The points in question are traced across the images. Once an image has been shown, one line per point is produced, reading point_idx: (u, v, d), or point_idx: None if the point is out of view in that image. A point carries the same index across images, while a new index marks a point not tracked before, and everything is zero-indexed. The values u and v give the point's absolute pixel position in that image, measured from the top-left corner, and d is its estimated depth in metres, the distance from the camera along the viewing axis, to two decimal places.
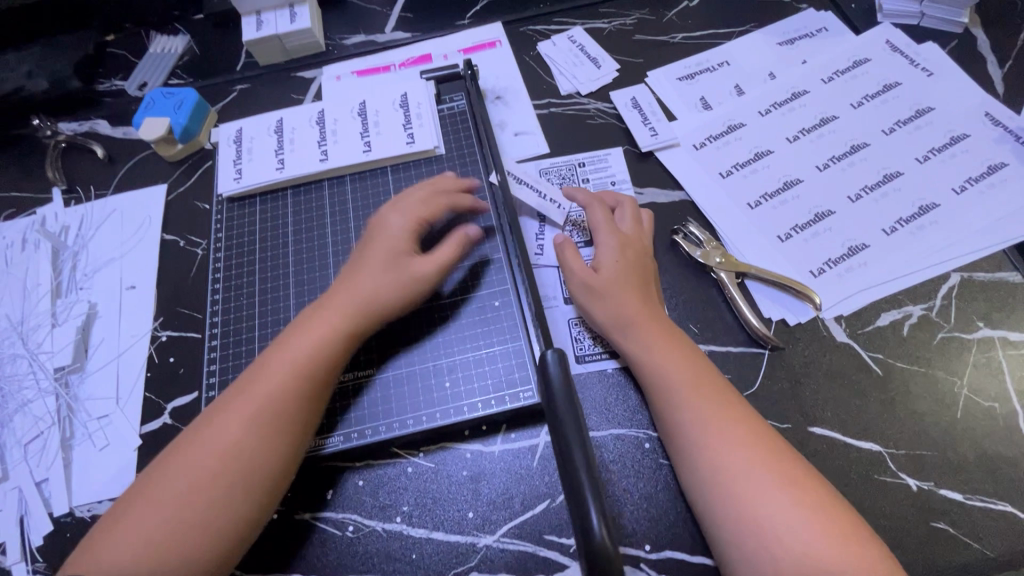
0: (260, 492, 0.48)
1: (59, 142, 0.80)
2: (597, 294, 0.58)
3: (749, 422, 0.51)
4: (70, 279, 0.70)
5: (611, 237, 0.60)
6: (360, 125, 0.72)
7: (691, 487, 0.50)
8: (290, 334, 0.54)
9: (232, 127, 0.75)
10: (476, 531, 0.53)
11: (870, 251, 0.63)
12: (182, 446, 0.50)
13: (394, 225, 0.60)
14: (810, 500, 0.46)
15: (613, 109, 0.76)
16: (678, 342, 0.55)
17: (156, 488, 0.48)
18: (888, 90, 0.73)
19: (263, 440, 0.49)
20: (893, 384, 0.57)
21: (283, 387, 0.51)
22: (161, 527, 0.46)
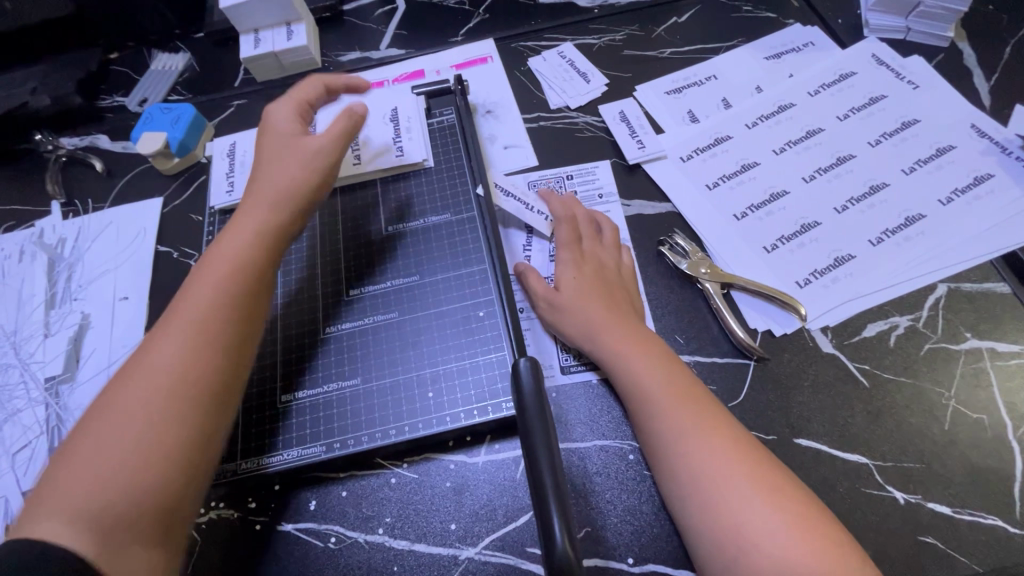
0: (215, 387, 0.49)
1: (59, 157, 0.82)
2: (558, 310, 0.59)
3: (728, 431, 0.50)
4: (65, 290, 0.71)
5: (567, 253, 0.63)
6: (351, 138, 0.73)
7: (673, 499, 0.49)
8: (209, 253, 0.56)
9: (225, 142, 0.78)
10: (458, 542, 0.53)
11: (856, 262, 0.63)
12: (117, 382, 0.48)
13: (281, 125, 0.64)
14: (791, 509, 0.46)
15: (602, 122, 0.77)
16: (650, 347, 0.56)
17: (102, 422, 0.46)
18: (874, 102, 0.74)
19: (201, 334, 0.50)
20: (880, 396, 0.56)
21: (214, 292, 0.52)
22: (122, 450, 0.44)
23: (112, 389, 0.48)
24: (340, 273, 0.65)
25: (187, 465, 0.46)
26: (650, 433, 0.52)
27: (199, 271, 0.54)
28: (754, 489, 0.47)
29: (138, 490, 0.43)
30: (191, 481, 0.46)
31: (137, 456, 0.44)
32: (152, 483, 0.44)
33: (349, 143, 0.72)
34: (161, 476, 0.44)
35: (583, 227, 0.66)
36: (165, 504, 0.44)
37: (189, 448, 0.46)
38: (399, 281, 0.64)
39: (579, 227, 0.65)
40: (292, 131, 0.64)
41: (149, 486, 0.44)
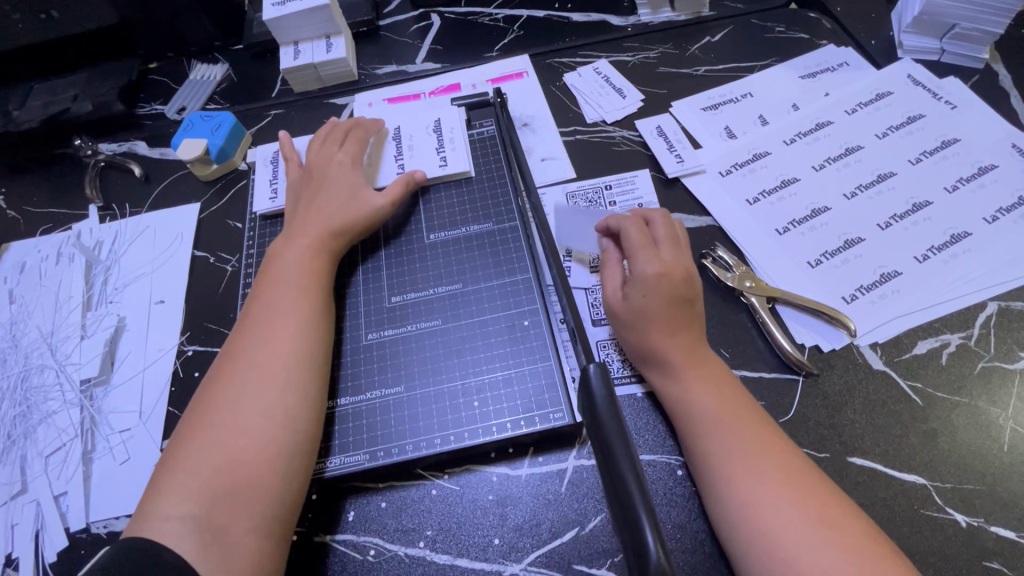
0: (304, 386, 0.52)
1: (98, 162, 0.82)
2: (626, 322, 0.57)
3: (782, 456, 0.48)
4: (101, 293, 0.71)
5: (650, 261, 0.58)
6: (394, 147, 0.73)
7: (721, 523, 0.48)
8: (279, 264, 0.60)
9: (270, 149, 0.79)
10: (501, 558, 0.51)
11: (903, 279, 0.62)
12: (216, 382, 0.53)
13: (338, 156, 0.69)
14: (850, 548, 0.43)
15: (639, 137, 0.78)
16: (704, 360, 0.55)
17: (209, 419, 0.50)
18: (913, 121, 0.74)
19: (291, 341, 0.54)
20: (934, 414, 0.55)
21: (293, 298, 0.57)
22: (227, 447, 0.48)
23: (211, 389, 0.52)
24: (382, 281, 0.65)
25: (284, 460, 0.49)
26: (696, 453, 0.51)
27: (274, 280, 0.59)
28: (806, 521, 0.44)
29: (242, 485, 0.46)
30: (291, 474, 0.49)
31: (240, 453, 0.48)
32: (253, 479, 0.47)
33: (391, 152, 0.72)
34: (262, 470, 0.47)
35: (658, 231, 0.61)
36: (268, 495, 0.47)
37: (285, 443, 0.49)
38: (442, 289, 0.64)
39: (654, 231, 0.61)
40: (345, 160, 0.68)
41: (252, 481, 0.47)
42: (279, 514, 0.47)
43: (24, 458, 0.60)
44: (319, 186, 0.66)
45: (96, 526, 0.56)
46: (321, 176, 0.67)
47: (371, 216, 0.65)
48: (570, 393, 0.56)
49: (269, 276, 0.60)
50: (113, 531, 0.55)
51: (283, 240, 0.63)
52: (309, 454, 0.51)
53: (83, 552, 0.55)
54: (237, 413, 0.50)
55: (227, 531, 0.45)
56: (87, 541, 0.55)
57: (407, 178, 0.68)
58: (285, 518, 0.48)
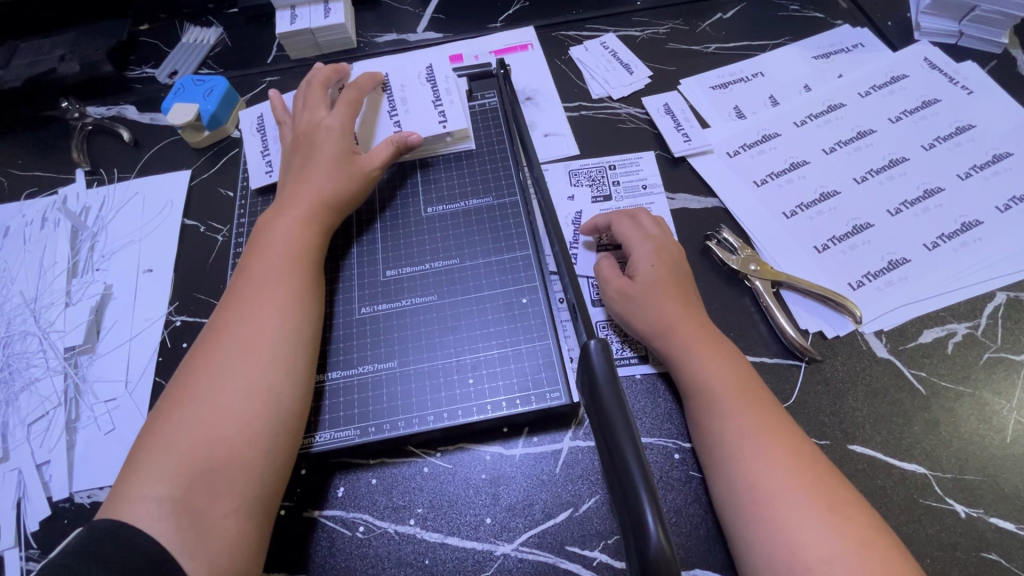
0: (290, 365, 0.51)
1: (86, 125, 0.79)
2: (632, 301, 0.55)
3: (788, 439, 0.47)
4: (88, 259, 0.69)
5: (647, 241, 0.59)
6: (387, 104, 0.70)
7: (725, 503, 0.46)
8: (268, 237, 0.58)
9: (253, 116, 0.76)
10: (493, 538, 0.50)
11: (911, 266, 0.61)
12: (198, 357, 0.51)
13: (328, 121, 0.65)
14: (851, 534, 0.42)
15: (645, 114, 0.76)
16: (715, 339, 0.53)
17: (189, 394, 0.48)
18: (927, 106, 0.72)
19: (277, 316, 0.52)
20: (937, 404, 0.54)
21: (281, 274, 0.55)
22: (208, 427, 0.46)
23: (193, 364, 0.50)
24: (376, 255, 0.63)
25: (268, 438, 0.47)
26: (706, 433, 0.49)
27: (262, 254, 0.56)
28: (809, 504, 0.43)
29: (223, 465, 0.45)
30: (275, 455, 0.47)
31: (221, 434, 0.46)
32: (235, 460, 0.45)
33: (382, 110, 0.70)
34: (244, 451, 0.46)
35: (643, 220, 0.61)
36: (250, 475, 0.46)
37: (268, 424, 0.48)
38: (439, 264, 0.62)
39: (642, 217, 0.61)
40: (336, 125, 0.65)
41: (234, 462, 0.45)
42: (261, 493, 0.46)
43: (6, 425, 0.59)
44: (307, 154, 0.63)
45: (80, 496, 0.55)
46: (310, 143, 0.64)
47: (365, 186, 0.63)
48: (569, 373, 0.55)
49: (257, 250, 0.57)
50: (96, 501, 0.54)
51: (271, 212, 0.60)
52: (294, 434, 0.49)
53: (67, 522, 0.54)
54: (219, 392, 0.48)
55: (207, 511, 0.43)
56: (70, 510, 0.54)
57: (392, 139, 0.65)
58: (268, 496, 0.46)
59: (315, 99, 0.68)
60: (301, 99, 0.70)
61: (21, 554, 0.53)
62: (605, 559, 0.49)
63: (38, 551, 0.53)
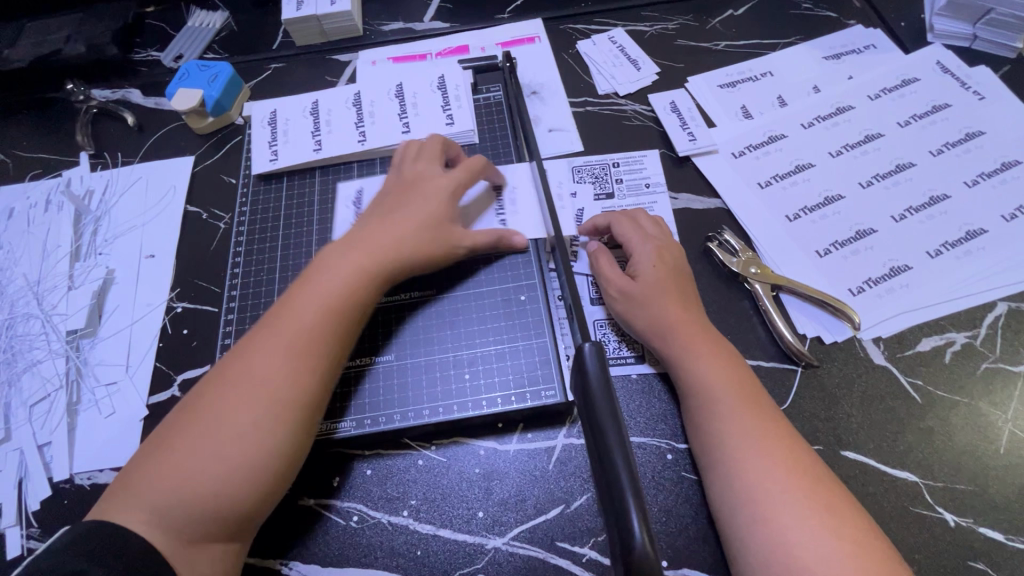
0: (301, 435, 0.47)
1: (90, 108, 0.79)
2: (635, 302, 0.55)
3: (784, 438, 0.47)
4: (91, 243, 0.69)
5: (648, 241, 0.58)
6: (496, 198, 0.63)
7: (723, 503, 0.46)
8: (323, 275, 0.52)
9: (351, 188, 0.67)
10: (485, 531, 0.51)
11: (913, 273, 0.60)
12: (216, 385, 0.47)
13: (439, 179, 0.58)
14: (847, 533, 0.42)
15: (651, 111, 0.75)
16: (716, 343, 0.53)
17: (207, 440, 0.44)
18: (937, 111, 0.71)
19: (316, 380, 0.48)
20: (932, 413, 0.54)
21: (320, 331, 0.49)
22: (203, 475, 0.43)
23: (211, 391, 0.47)
24: None
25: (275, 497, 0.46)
26: (704, 432, 0.49)
27: (309, 296, 0.50)
28: (806, 504, 0.43)
29: (206, 512, 0.43)
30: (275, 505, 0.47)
31: (212, 486, 0.43)
32: (220, 512, 0.43)
33: (491, 200, 0.63)
34: (229, 509, 0.44)
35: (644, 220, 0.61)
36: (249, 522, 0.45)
37: (260, 491, 0.45)
38: None
39: (641, 217, 0.61)
40: (445, 188, 0.58)
41: (217, 515, 0.43)
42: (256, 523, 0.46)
43: (9, 406, 0.60)
44: (398, 205, 0.57)
45: (80, 478, 0.56)
46: (408, 198, 0.57)
47: (448, 253, 0.56)
48: (565, 372, 0.55)
49: (308, 287, 0.51)
50: (96, 483, 0.55)
51: (341, 246, 0.54)
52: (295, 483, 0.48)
53: (66, 502, 0.54)
54: (223, 443, 0.44)
55: (192, 536, 0.43)
56: (70, 491, 0.55)
57: (498, 234, 0.58)
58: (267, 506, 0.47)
59: (433, 154, 0.61)
60: (415, 147, 0.62)
61: (22, 533, 0.54)
62: (594, 555, 0.49)
63: (38, 530, 0.54)
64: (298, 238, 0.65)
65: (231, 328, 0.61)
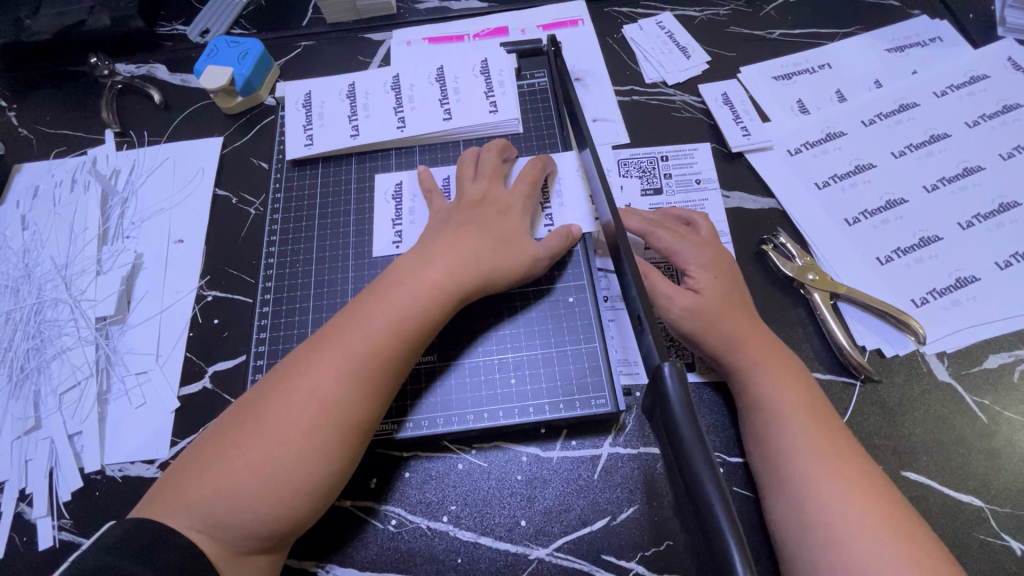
0: (358, 459, 0.44)
1: (115, 84, 0.77)
2: (702, 319, 0.51)
3: (853, 460, 0.45)
4: (118, 226, 0.67)
5: (702, 248, 0.55)
6: (543, 199, 0.60)
7: (785, 524, 0.44)
8: (398, 286, 0.48)
9: (391, 180, 0.64)
10: (527, 541, 0.49)
11: (980, 285, 0.57)
12: (280, 390, 0.43)
13: (506, 198, 0.55)
14: (923, 563, 0.40)
15: (702, 103, 0.71)
16: (786, 360, 0.50)
17: (262, 453, 0.41)
18: (1008, 111, 0.67)
19: (380, 399, 0.45)
20: (998, 434, 0.51)
21: (393, 352, 0.45)
22: (258, 488, 0.40)
23: (274, 397, 0.43)
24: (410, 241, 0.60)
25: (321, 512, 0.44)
26: (767, 449, 0.47)
27: (384, 309, 0.46)
28: (880, 530, 0.41)
29: (257, 527, 0.40)
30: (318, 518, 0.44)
31: (268, 502, 0.40)
32: (271, 529, 0.41)
33: (538, 202, 0.59)
34: (280, 526, 0.41)
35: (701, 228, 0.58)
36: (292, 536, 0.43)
37: (313, 511, 0.42)
38: None
39: (698, 223, 0.59)
40: (515, 205, 0.55)
41: (267, 531, 0.41)
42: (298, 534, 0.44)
43: (38, 393, 0.58)
44: (469, 222, 0.52)
45: (111, 469, 0.54)
46: (477, 214, 0.53)
47: (524, 271, 0.52)
48: (615, 380, 0.53)
49: (382, 299, 0.47)
50: (128, 476, 0.54)
51: (414, 257, 0.50)
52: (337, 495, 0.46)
53: (98, 495, 0.53)
54: (284, 459, 0.41)
55: (241, 547, 0.40)
56: (101, 483, 0.54)
57: (568, 232, 0.55)
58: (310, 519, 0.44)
59: (492, 166, 0.58)
60: (471, 165, 0.58)
61: (54, 524, 0.53)
62: (642, 570, 0.48)
63: (70, 522, 0.53)
64: (333, 228, 0.63)
65: (265, 321, 0.59)
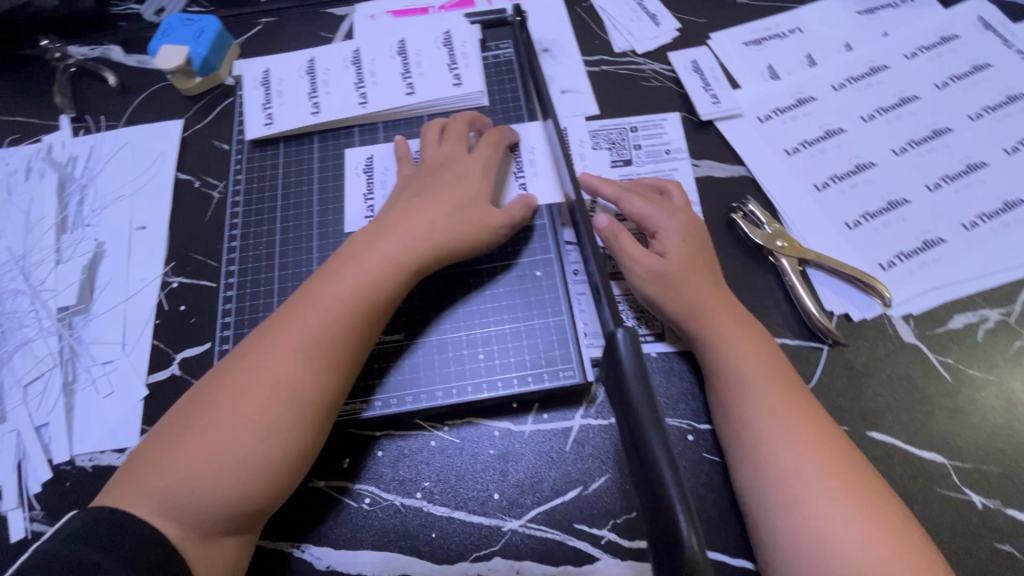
0: (321, 436, 0.44)
1: (68, 67, 0.74)
2: (668, 280, 0.51)
3: (814, 423, 0.45)
4: (77, 214, 0.66)
5: (673, 214, 0.55)
6: (514, 162, 0.59)
7: (750, 489, 0.45)
8: (351, 263, 0.48)
9: (361, 153, 0.63)
10: (501, 513, 0.50)
11: (947, 247, 0.57)
12: (237, 371, 0.44)
13: (465, 162, 0.54)
14: (880, 521, 0.41)
15: (672, 71, 0.70)
16: (747, 326, 0.50)
17: (220, 433, 0.41)
18: (977, 72, 0.66)
19: (338, 375, 0.44)
20: (962, 392, 0.52)
21: (349, 327, 0.45)
22: (218, 470, 0.40)
23: (231, 377, 0.43)
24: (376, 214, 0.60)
25: (288, 491, 0.43)
26: (731, 415, 0.47)
27: (337, 285, 0.46)
28: (838, 490, 0.42)
29: (219, 508, 0.40)
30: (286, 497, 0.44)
31: (229, 483, 0.40)
32: (234, 509, 0.40)
33: (509, 168, 0.59)
34: (243, 506, 0.41)
35: (674, 196, 0.58)
36: (260, 517, 0.43)
37: (278, 491, 0.42)
38: None
39: (672, 192, 0.58)
40: (474, 168, 0.54)
41: (230, 512, 0.40)
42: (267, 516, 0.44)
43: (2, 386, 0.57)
44: (427, 189, 0.52)
45: (81, 460, 0.54)
46: (434, 180, 0.53)
47: (482, 238, 0.51)
48: (583, 352, 0.53)
49: (335, 276, 0.47)
50: (98, 466, 0.53)
51: (369, 234, 0.50)
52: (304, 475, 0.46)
53: (68, 485, 0.53)
54: (242, 438, 0.41)
55: (205, 530, 0.40)
56: (71, 474, 0.53)
57: (526, 200, 0.54)
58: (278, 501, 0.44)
59: (455, 131, 0.57)
60: (438, 131, 0.58)
61: (24, 516, 0.52)
62: (614, 538, 0.48)
63: (41, 513, 0.52)
64: (297, 210, 0.62)
65: (230, 306, 0.58)
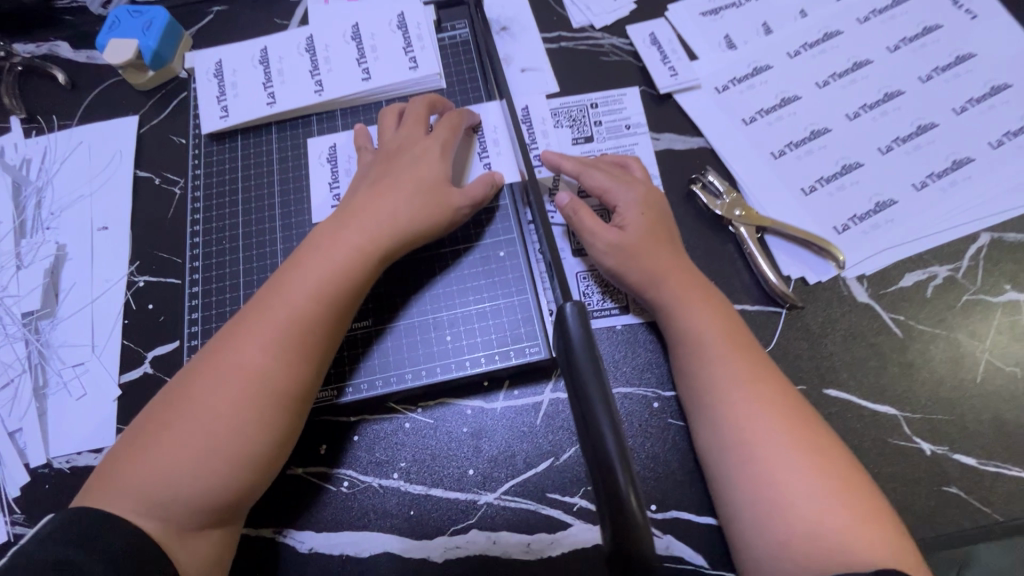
0: (296, 425, 0.45)
1: (13, 66, 0.71)
2: (626, 253, 0.52)
3: (771, 383, 0.47)
4: (35, 217, 0.65)
5: (633, 187, 0.55)
6: (476, 142, 0.59)
7: (711, 449, 0.47)
8: (316, 253, 0.48)
9: (324, 143, 0.63)
10: (476, 488, 0.51)
11: (898, 208, 0.59)
12: (208, 368, 0.44)
13: (424, 143, 0.54)
14: (832, 471, 0.43)
15: (630, 45, 0.70)
16: (708, 294, 0.52)
17: (193, 428, 0.42)
18: (928, 33, 0.67)
19: (309, 366, 0.45)
20: (913, 347, 0.55)
21: (316, 316, 0.46)
22: (192, 464, 0.41)
23: (201, 373, 0.44)
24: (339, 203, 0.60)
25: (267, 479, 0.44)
26: (693, 380, 0.49)
27: (302, 276, 0.47)
28: (792, 446, 0.44)
29: (196, 501, 0.41)
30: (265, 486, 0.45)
31: (205, 475, 0.41)
32: (211, 501, 0.41)
33: (473, 148, 0.59)
34: (219, 498, 0.41)
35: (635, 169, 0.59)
36: (240, 507, 0.44)
37: (256, 481, 0.43)
38: None
39: (632, 167, 0.59)
40: (433, 148, 0.54)
41: (209, 504, 0.41)
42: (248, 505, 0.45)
43: None
44: (386, 174, 0.52)
45: (58, 462, 0.54)
46: (394, 165, 0.53)
47: (444, 219, 0.52)
48: (548, 328, 0.55)
49: (300, 267, 0.47)
50: (75, 467, 0.54)
51: (333, 224, 0.50)
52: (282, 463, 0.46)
53: (47, 487, 0.53)
54: (215, 431, 0.42)
55: (184, 522, 0.41)
56: (50, 476, 0.54)
57: (491, 177, 0.55)
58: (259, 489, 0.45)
59: (413, 113, 0.57)
60: (395, 116, 0.58)
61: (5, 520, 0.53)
62: (585, 504, 0.50)
63: (22, 516, 0.53)
64: (259, 202, 0.62)
65: (196, 302, 0.58)
